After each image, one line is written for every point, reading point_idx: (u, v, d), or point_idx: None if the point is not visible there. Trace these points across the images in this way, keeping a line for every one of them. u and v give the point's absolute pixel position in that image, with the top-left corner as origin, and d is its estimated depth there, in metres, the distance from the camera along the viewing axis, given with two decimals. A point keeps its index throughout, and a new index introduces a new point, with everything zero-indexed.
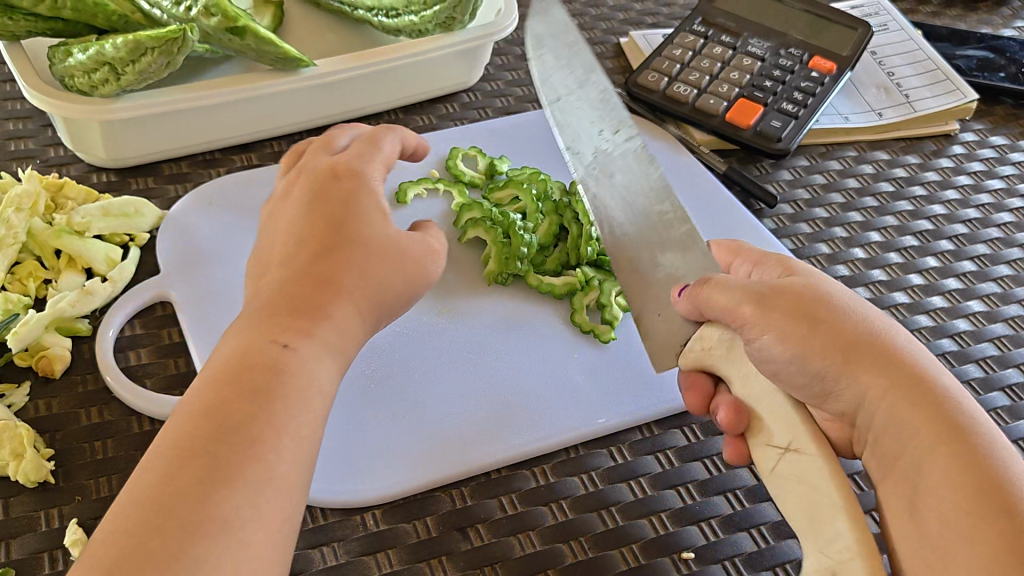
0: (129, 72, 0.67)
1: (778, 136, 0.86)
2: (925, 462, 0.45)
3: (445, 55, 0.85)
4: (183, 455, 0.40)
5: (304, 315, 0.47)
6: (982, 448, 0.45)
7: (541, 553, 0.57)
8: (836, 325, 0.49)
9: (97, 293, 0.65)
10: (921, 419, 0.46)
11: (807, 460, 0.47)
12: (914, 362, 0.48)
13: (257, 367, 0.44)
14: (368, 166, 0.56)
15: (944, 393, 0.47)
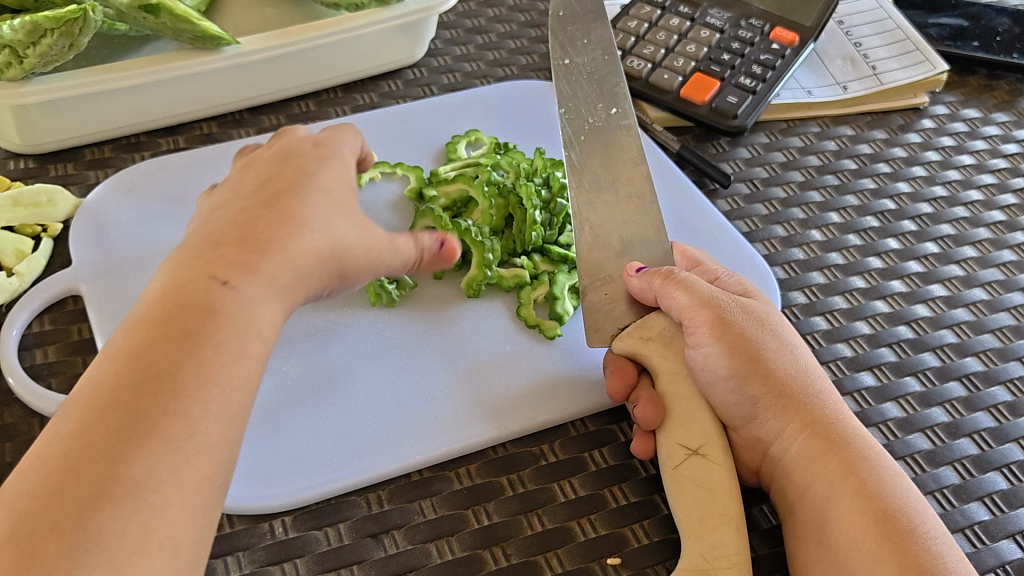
0: (30, 55, 0.63)
1: (734, 113, 0.82)
2: (837, 492, 0.51)
3: (384, 31, 0.81)
4: (110, 403, 0.41)
5: (259, 247, 0.50)
6: (879, 477, 0.51)
7: (457, 561, 0.54)
8: (772, 356, 0.55)
9: (2, 288, 0.62)
10: (837, 454, 0.52)
11: (709, 466, 0.53)
12: (826, 392, 0.56)
13: (199, 305, 0.46)
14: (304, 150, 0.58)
15: (851, 424, 0.54)
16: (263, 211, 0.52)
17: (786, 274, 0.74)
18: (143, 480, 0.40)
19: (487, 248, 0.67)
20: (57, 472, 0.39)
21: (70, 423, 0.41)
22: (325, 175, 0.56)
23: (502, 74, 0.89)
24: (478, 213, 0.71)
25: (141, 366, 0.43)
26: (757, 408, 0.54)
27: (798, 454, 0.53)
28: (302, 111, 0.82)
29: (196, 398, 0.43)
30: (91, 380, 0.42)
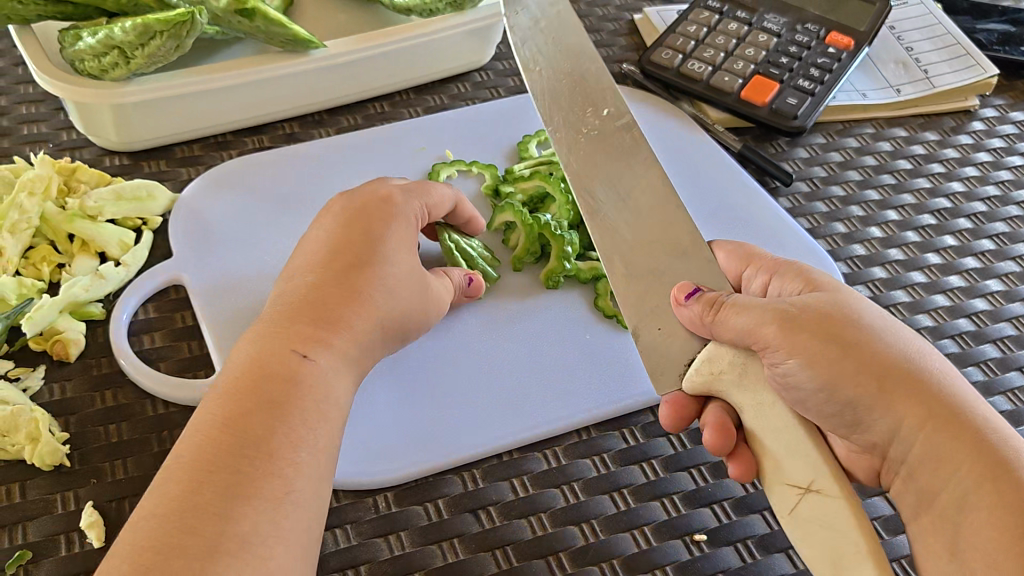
0: (138, 55, 0.67)
1: (795, 114, 0.85)
2: (963, 491, 0.47)
3: (456, 35, 0.84)
4: (211, 468, 0.44)
5: (332, 325, 0.53)
6: (1012, 461, 0.47)
7: (550, 536, 0.57)
8: (865, 344, 0.50)
9: (110, 278, 0.65)
10: (957, 445, 0.48)
11: (829, 502, 0.47)
12: (927, 362, 0.51)
13: (279, 377, 0.49)
14: (408, 200, 0.62)
15: (964, 398, 0.50)
16: (333, 284, 0.54)
17: (850, 269, 0.77)
18: (249, 537, 0.42)
19: (566, 241, 0.71)
20: (180, 496, 0.43)
21: (198, 447, 0.45)
22: (406, 225, 0.60)
23: None
24: (556, 208, 0.74)
25: (240, 434, 0.46)
26: (864, 410, 0.49)
27: (919, 450, 0.49)
28: (377, 112, 0.86)
29: (290, 461, 0.46)
30: (193, 441, 0.45)
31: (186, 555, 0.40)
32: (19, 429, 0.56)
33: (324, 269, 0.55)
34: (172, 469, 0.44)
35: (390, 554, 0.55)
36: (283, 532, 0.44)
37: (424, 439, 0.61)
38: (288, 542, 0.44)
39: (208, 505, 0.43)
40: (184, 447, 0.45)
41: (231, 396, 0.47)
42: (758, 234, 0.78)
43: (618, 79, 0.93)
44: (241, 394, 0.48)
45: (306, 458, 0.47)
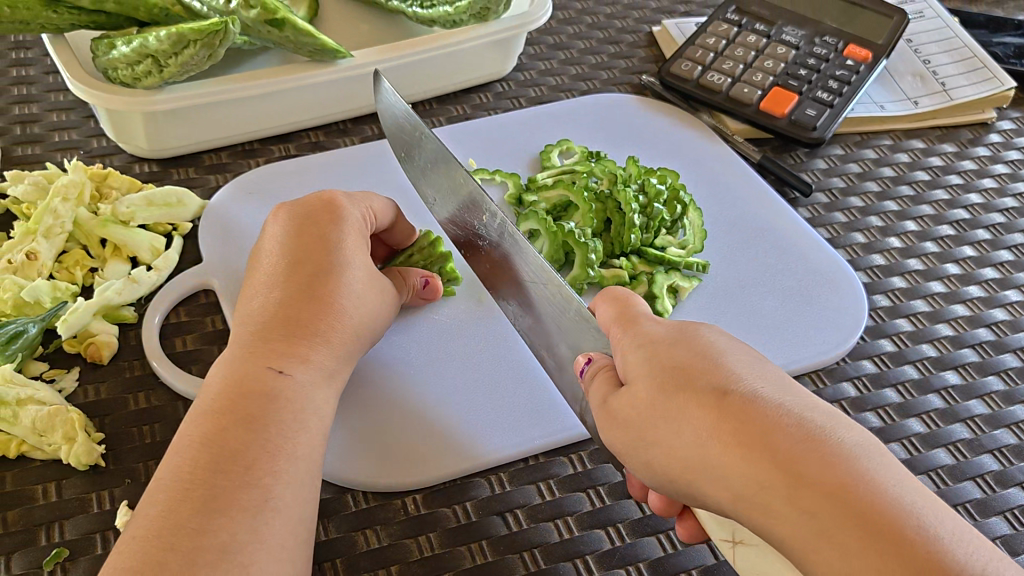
0: (172, 64, 0.68)
1: (814, 125, 0.86)
2: (844, 555, 0.36)
3: (479, 46, 0.85)
4: (191, 484, 0.44)
5: (307, 338, 0.54)
6: (865, 524, 0.36)
7: (578, 539, 0.58)
8: (663, 422, 0.44)
9: (142, 282, 0.67)
10: (789, 496, 0.38)
11: (754, 550, 0.44)
12: (715, 395, 0.42)
13: (260, 393, 0.50)
14: (342, 212, 0.61)
15: (792, 423, 0.40)
16: (302, 298, 0.56)
17: (870, 278, 0.78)
18: (229, 545, 0.42)
19: (589, 249, 0.71)
20: (162, 515, 0.43)
21: (182, 465, 0.46)
22: (349, 242, 0.60)
23: (585, 88, 0.93)
24: (579, 216, 0.75)
25: (217, 451, 0.46)
26: (695, 486, 0.43)
27: (758, 516, 0.40)
28: None
29: (269, 470, 0.46)
30: (170, 467, 0.46)
31: (165, 569, 0.41)
32: (55, 429, 0.57)
33: (284, 285, 0.56)
34: (153, 489, 0.45)
35: (420, 555, 0.56)
36: (263, 537, 0.44)
37: (452, 442, 0.62)
38: (272, 548, 0.44)
39: (185, 519, 0.43)
40: (166, 473, 0.45)
41: (213, 415, 0.48)
42: (779, 243, 0.79)
43: (638, 90, 0.95)
44: (227, 408, 0.48)
45: (286, 464, 0.47)
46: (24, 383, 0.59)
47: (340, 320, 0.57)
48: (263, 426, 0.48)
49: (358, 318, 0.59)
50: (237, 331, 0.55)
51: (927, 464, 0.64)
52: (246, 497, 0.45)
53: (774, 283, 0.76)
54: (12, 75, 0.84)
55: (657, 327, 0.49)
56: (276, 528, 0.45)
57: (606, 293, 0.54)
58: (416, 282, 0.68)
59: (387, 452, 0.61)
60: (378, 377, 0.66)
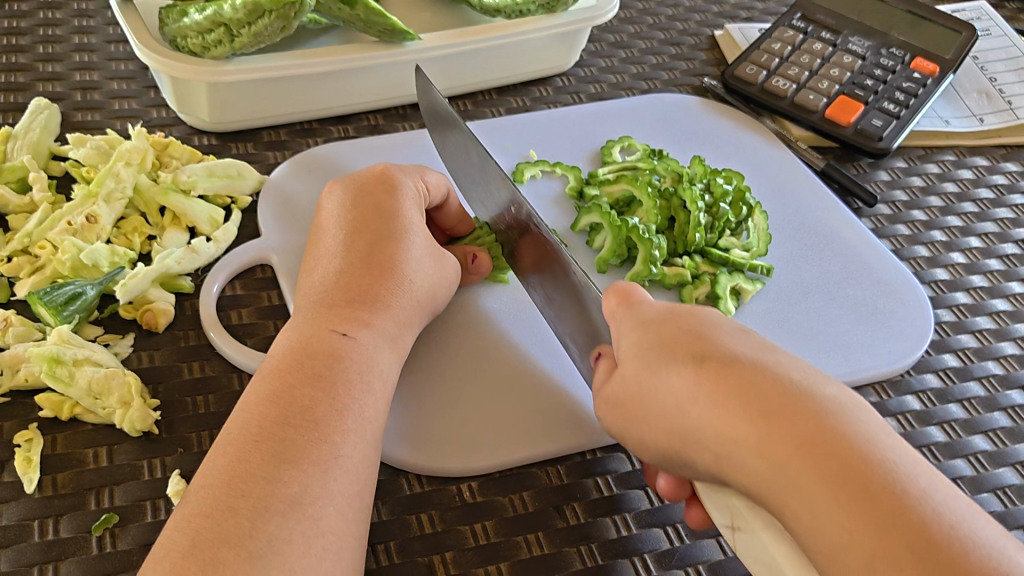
0: (244, 34, 0.68)
1: (880, 135, 0.84)
2: (812, 504, 0.37)
3: (544, 38, 0.84)
4: (259, 436, 0.44)
5: (369, 304, 0.53)
6: (842, 456, 0.38)
7: (637, 536, 0.56)
8: (649, 394, 0.46)
9: (202, 252, 0.66)
10: (757, 448, 0.40)
11: (751, 537, 0.42)
12: (696, 361, 0.44)
13: (326, 354, 0.49)
14: (401, 180, 0.61)
15: (771, 379, 0.42)
16: (361, 267, 0.55)
17: (933, 292, 0.76)
18: (300, 497, 0.42)
19: (653, 245, 0.70)
20: (235, 461, 0.43)
21: (249, 416, 0.45)
22: (412, 212, 0.60)
23: (646, 87, 0.92)
24: (643, 212, 0.74)
25: (284, 407, 0.45)
26: (682, 457, 0.44)
27: (735, 475, 0.41)
28: (460, 109, 0.86)
29: (337, 428, 0.46)
30: (238, 422, 0.45)
31: (237, 515, 0.40)
32: (111, 393, 0.56)
33: (347, 254, 0.56)
34: (223, 442, 0.44)
35: (475, 543, 0.54)
36: (333, 492, 0.43)
37: (506, 433, 0.61)
38: (340, 504, 0.43)
39: (255, 469, 0.42)
40: (234, 426, 0.45)
41: (278, 372, 0.48)
42: (842, 251, 0.77)
43: (699, 92, 0.93)
44: (291, 366, 0.48)
45: (352, 424, 0.46)
46: (81, 345, 0.57)
47: (403, 286, 0.56)
48: (327, 380, 0.47)
49: (422, 287, 0.58)
50: (300, 302, 0.55)
51: (994, 483, 0.61)
52: (315, 451, 0.44)
53: (835, 290, 0.74)
54: (74, 42, 0.83)
55: (654, 308, 0.50)
56: (341, 485, 0.44)
57: (610, 285, 0.54)
58: (462, 257, 0.68)
59: (439, 435, 0.60)
60: (431, 361, 0.65)
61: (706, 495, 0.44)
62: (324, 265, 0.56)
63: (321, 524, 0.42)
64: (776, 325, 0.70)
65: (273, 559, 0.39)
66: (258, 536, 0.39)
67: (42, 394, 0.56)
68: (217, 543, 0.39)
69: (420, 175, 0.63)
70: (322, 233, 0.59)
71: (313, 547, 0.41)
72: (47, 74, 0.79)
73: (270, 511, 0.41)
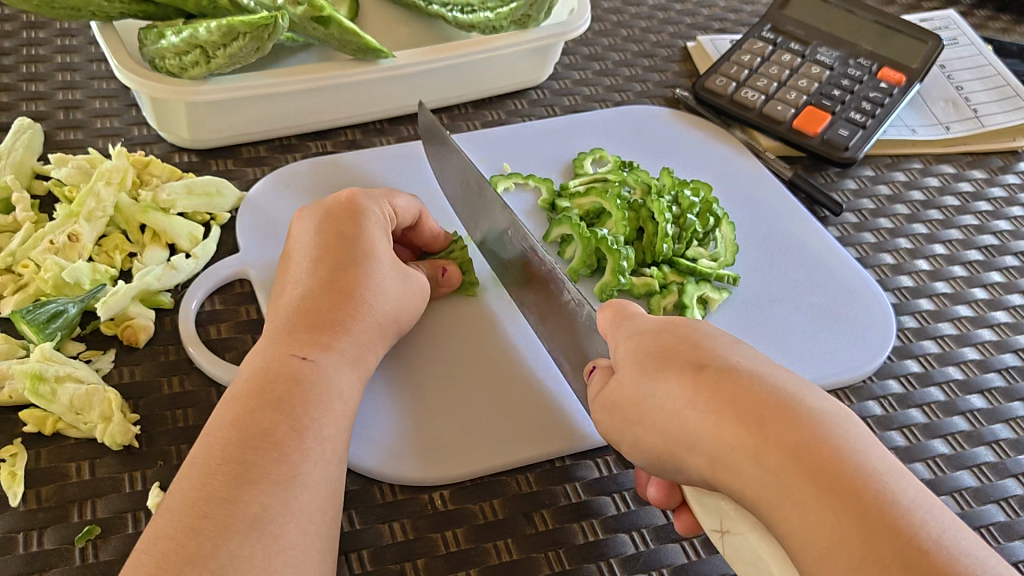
0: (220, 55, 0.69)
1: (846, 145, 0.86)
2: (804, 512, 0.39)
3: (517, 53, 0.86)
4: (222, 459, 0.46)
5: (329, 328, 0.55)
6: (835, 468, 0.39)
7: (603, 542, 0.58)
8: (647, 397, 0.47)
9: (181, 269, 0.68)
10: (751, 453, 0.41)
11: (738, 540, 0.44)
12: (695, 370, 0.46)
13: (287, 377, 0.51)
14: (367, 205, 0.63)
15: (766, 389, 0.43)
16: (323, 292, 0.57)
17: (897, 299, 0.78)
18: (261, 516, 0.44)
19: (621, 256, 0.72)
20: (200, 484, 0.45)
21: (212, 441, 0.47)
22: (377, 236, 0.62)
23: (619, 99, 0.94)
24: (612, 223, 0.76)
25: (245, 430, 0.47)
26: (675, 459, 0.46)
27: (730, 480, 0.43)
28: (436, 123, 0.87)
29: (297, 448, 0.47)
30: (203, 447, 0.47)
31: (199, 536, 0.42)
32: (92, 408, 0.58)
33: (310, 280, 0.58)
34: (188, 465, 0.46)
35: (445, 550, 0.56)
36: (293, 511, 0.45)
37: (473, 443, 0.63)
38: (303, 521, 0.45)
39: (217, 491, 0.44)
40: (198, 450, 0.47)
41: (240, 396, 0.50)
42: (807, 260, 0.80)
43: (672, 104, 0.95)
44: (255, 389, 0.50)
45: (312, 443, 0.48)
46: (64, 361, 0.59)
47: (363, 310, 0.58)
48: (287, 402, 0.49)
49: (384, 309, 0.60)
50: (266, 326, 0.57)
51: (951, 486, 0.63)
52: (277, 471, 0.46)
53: (800, 298, 0.76)
54: (57, 61, 0.85)
55: (649, 320, 0.52)
56: (303, 503, 0.46)
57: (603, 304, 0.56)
58: (433, 270, 0.71)
59: (410, 445, 0.62)
60: (403, 372, 0.66)
61: (695, 498, 0.47)
62: (286, 292, 0.58)
63: (283, 542, 0.44)
64: (741, 333, 0.72)
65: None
66: (220, 554, 0.41)
67: (25, 411, 0.58)
68: (182, 563, 0.41)
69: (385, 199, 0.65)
70: (290, 258, 0.61)
71: (275, 563, 0.43)
72: (31, 93, 0.81)
73: (233, 530, 0.43)
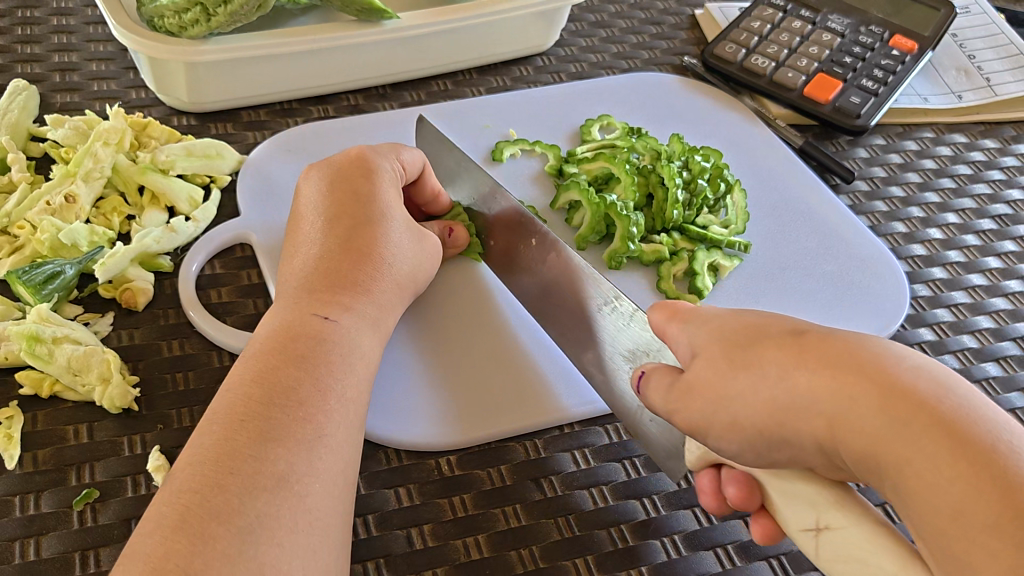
0: (221, 13, 0.68)
1: (858, 112, 0.85)
2: (938, 477, 0.34)
3: (523, 16, 0.84)
4: (246, 414, 0.44)
5: (350, 288, 0.54)
6: (969, 437, 0.34)
7: (614, 508, 0.57)
8: (730, 367, 0.42)
9: (181, 231, 0.66)
10: (911, 449, 0.35)
11: (842, 535, 0.40)
12: (792, 336, 0.41)
13: (309, 336, 0.49)
14: (380, 164, 0.61)
15: (870, 347, 0.39)
16: (342, 251, 0.56)
17: (910, 268, 0.77)
18: (288, 474, 0.42)
19: (631, 222, 0.70)
20: (223, 439, 0.43)
21: (234, 396, 0.46)
22: (393, 198, 0.60)
23: (626, 66, 0.92)
24: (621, 189, 0.74)
25: (269, 386, 0.46)
26: (776, 435, 0.40)
27: (847, 448, 0.37)
28: (440, 89, 0.86)
29: (321, 408, 0.46)
30: (224, 402, 0.45)
31: (227, 491, 0.40)
32: (91, 369, 0.56)
33: (325, 242, 0.56)
34: (209, 420, 0.44)
35: (452, 515, 0.55)
36: (318, 470, 0.44)
37: (482, 412, 0.61)
38: (326, 482, 0.44)
39: (242, 447, 0.42)
40: (219, 406, 0.45)
41: (260, 353, 0.48)
42: (819, 229, 0.78)
43: (680, 71, 0.94)
44: (276, 347, 0.49)
45: (336, 405, 0.47)
46: (61, 323, 0.58)
47: (382, 271, 0.57)
48: (311, 363, 0.48)
49: (403, 272, 0.58)
50: (282, 287, 0.55)
51: None
52: (301, 430, 0.44)
53: (811, 267, 0.75)
54: (52, 23, 0.83)
55: (709, 309, 0.47)
56: (326, 464, 0.44)
57: (654, 302, 0.50)
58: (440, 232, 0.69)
59: (420, 413, 0.60)
60: (406, 338, 0.65)
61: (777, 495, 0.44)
62: (298, 254, 0.57)
63: (308, 501, 0.42)
64: (752, 301, 0.71)
65: (261, 533, 0.40)
66: (246, 511, 0.40)
67: (22, 372, 0.57)
68: (206, 517, 0.39)
69: (397, 157, 0.63)
70: (302, 218, 0.59)
71: (294, 520, 0.41)
72: (26, 55, 0.79)
73: (256, 487, 0.41)
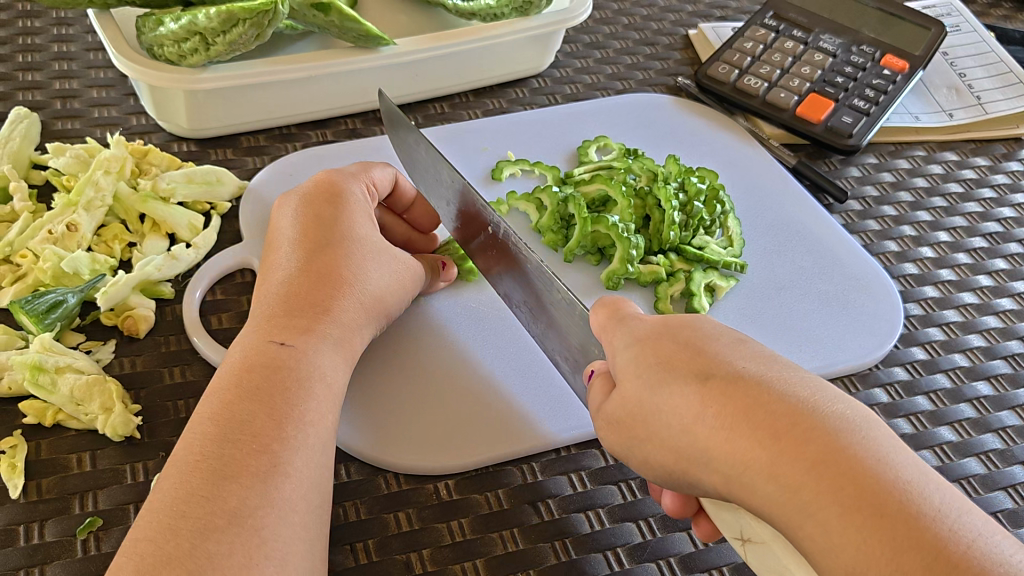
0: (219, 42, 0.69)
1: (850, 132, 0.85)
2: (827, 533, 0.36)
3: (517, 41, 0.85)
4: (201, 455, 0.45)
5: (310, 312, 0.55)
6: (866, 486, 0.36)
7: (609, 531, 0.57)
8: (652, 413, 0.44)
9: (181, 259, 0.67)
10: (767, 471, 0.38)
11: (761, 549, 0.42)
12: (698, 380, 0.42)
13: (266, 366, 0.50)
14: (346, 189, 0.62)
15: (776, 396, 0.40)
16: (303, 276, 0.56)
17: (902, 287, 0.77)
18: (242, 510, 0.43)
19: (631, 244, 0.71)
20: (181, 484, 0.44)
21: (198, 433, 0.47)
22: (360, 222, 0.61)
23: (621, 87, 0.93)
24: (618, 211, 0.75)
25: (225, 423, 0.47)
26: (688, 475, 0.43)
27: (749, 496, 0.39)
28: (437, 112, 0.87)
29: (278, 437, 0.47)
30: (187, 442, 0.46)
31: (180, 535, 0.41)
32: (92, 399, 0.57)
33: (295, 267, 0.57)
34: (171, 463, 0.46)
35: (450, 539, 0.56)
36: (276, 499, 0.44)
37: (466, 434, 0.62)
38: (287, 514, 0.44)
39: (197, 488, 0.43)
40: (181, 446, 0.46)
41: (223, 388, 0.49)
42: (810, 248, 0.79)
43: (674, 92, 0.95)
44: (238, 379, 0.49)
45: (294, 432, 0.48)
46: (63, 352, 0.58)
47: (346, 293, 0.57)
48: (269, 393, 0.49)
49: (367, 289, 0.59)
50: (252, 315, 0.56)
51: (958, 473, 0.63)
52: (254, 463, 0.45)
53: (804, 287, 0.76)
54: (54, 50, 0.84)
55: (645, 321, 0.48)
56: (289, 493, 0.45)
57: (597, 300, 0.52)
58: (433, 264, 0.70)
59: (410, 435, 0.61)
60: (394, 364, 0.66)
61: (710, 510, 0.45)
62: (263, 284, 0.57)
63: (266, 534, 0.43)
64: (749, 322, 0.72)
65: (217, 572, 0.40)
66: (200, 553, 0.41)
67: (25, 402, 0.57)
68: (161, 563, 0.40)
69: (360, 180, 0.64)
70: (271, 246, 0.60)
71: (257, 555, 0.42)
72: (27, 83, 0.80)
73: (213, 526, 0.42)
